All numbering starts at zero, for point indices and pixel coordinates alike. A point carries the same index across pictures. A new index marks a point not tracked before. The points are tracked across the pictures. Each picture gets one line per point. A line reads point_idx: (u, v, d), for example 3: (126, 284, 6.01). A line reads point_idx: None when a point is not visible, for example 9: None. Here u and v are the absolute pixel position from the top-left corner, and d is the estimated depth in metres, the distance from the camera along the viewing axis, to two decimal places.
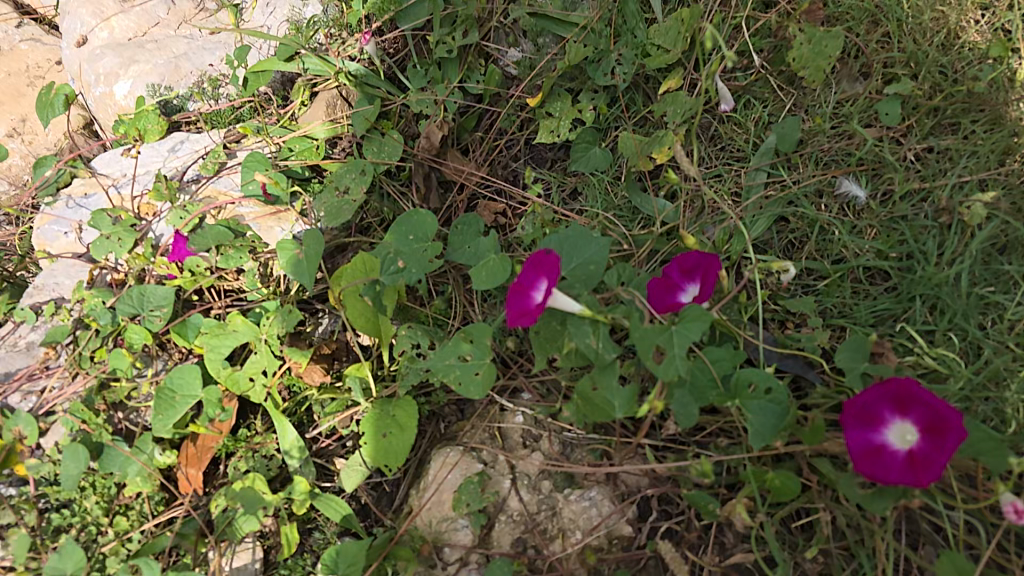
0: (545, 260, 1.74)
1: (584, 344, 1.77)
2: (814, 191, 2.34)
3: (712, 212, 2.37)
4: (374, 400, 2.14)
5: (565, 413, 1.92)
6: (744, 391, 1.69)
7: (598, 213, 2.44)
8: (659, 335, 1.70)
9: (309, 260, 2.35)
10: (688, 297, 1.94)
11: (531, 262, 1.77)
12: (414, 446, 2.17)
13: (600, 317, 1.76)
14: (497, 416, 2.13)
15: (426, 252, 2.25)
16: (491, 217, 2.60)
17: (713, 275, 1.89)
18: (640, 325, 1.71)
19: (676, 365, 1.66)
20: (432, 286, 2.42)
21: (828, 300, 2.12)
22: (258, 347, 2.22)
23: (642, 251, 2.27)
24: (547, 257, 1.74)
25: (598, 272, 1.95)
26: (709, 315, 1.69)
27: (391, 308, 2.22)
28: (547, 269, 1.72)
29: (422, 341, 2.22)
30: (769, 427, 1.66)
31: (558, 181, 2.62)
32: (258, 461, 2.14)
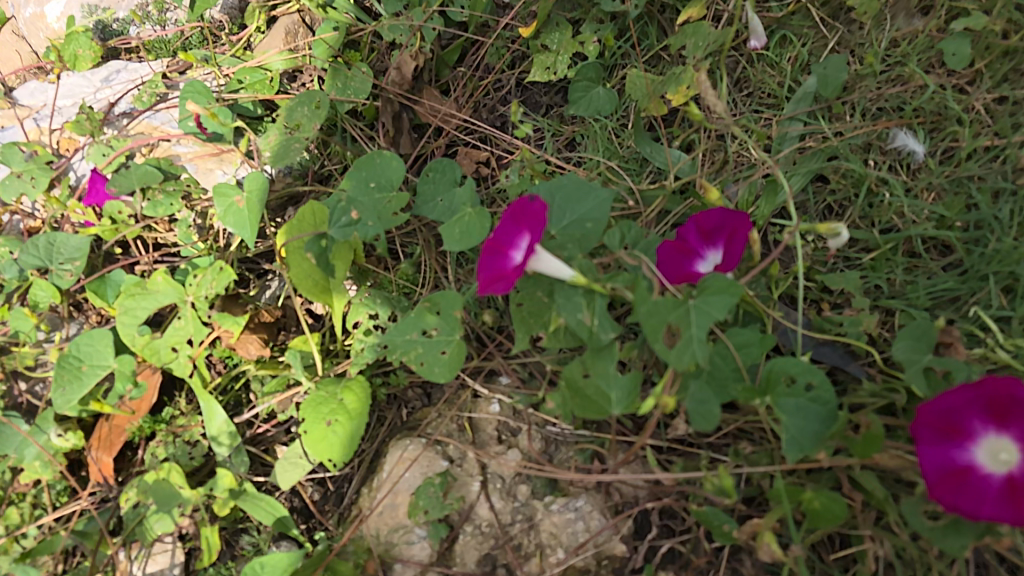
0: (529, 209, 1.34)
1: (575, 320, 1.40)
2: (854, 142, 1.95)
3: (736, 167, 1.98)
4: (318, 380, 1.76)
5: (548, 405, 1.56)
6: (778, 387, 1.33)
7: (600, 165, 2.01)
8: (672, 312, 1.32)
9: (252, 211, 2.00)
10: (708, 265, 1.55)
11: (510, 213, 1.38)
12: (370, 435, 1.83)
13: (596, 287, 1.38)
14: (468, 404, 1.77)
15: (388, 202, 1.86)
16: (471, 167, 2.18)
17: (741, 238, 1.52)
18: (648, 298, 1.33)
19: (693, 352, 1.28)
20: (393, 246, 2.04)
21: (876, 277, 1.74)
22: (182, 311, 1.83)
23: (652, 210, 1.83)
24: (530, 205, 1.34)
25: (597, 231, 1.57)
26: (740, 288, 1.30)
27: (343, 269, 1.83)
28: (530, 220, 1.33)
29: (381, 311, 1.84)
30: (810, 433, 1.30)
31: (550, 129, 2.17)
32: (177, 448, 1.78)
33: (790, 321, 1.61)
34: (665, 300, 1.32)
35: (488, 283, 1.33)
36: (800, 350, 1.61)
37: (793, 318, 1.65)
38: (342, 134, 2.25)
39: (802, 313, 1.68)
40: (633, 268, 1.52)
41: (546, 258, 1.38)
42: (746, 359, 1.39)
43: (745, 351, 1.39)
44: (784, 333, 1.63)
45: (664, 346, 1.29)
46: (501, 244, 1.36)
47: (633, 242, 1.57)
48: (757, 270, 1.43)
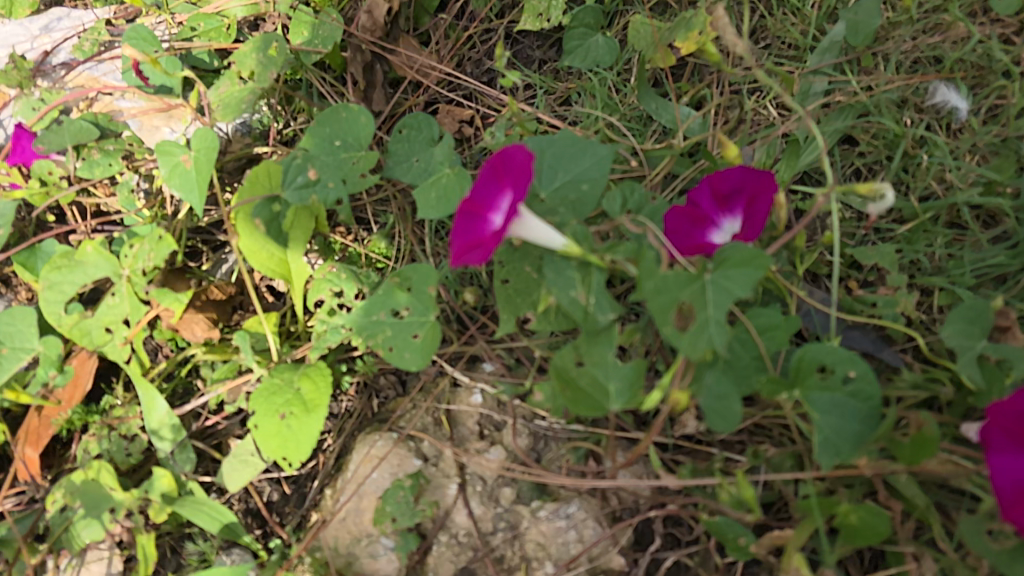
0: (513, 164, 1.12)
1: (566, 299, 1.17)
2: (887, 98, 1.70)
3: (752, 126, 1.74)
4: (271, 367, 1.52)
5: (536, 397, 1.34)
6: (811, 380, 1.10)
7: (599, 122, 1.76)
8: (686, 289, 1.07)
9: (201, 173, 1.74)
10: (725, 235, 1.32)
11: (489, 168, 1.15)
12: (338, 428, 1.63)
13: (592, 259, 1.15)
14: (445, 395, 1.55)
15: (353, 162, 1.61)
16: (456, 127, 1.90)
17: (765, 205, 1.30)
18: (657, 272, 1.08)
19: (709, 335, 1.04)
20: (360, 215, 1.81)
21: (913, 252, 1.52)
22: (117, 287, 1.59)
23: (658, 173, 1.59)
24: (516, 158, 1.12)
25: (595, 194, 1.34)
26: (769, 262, 1.07)
27: (301, 239, 1.59)
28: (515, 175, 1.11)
29: (346, 288, 1.60)
30: (849, 436, 1.08)
31: (544, 86, 1.90)
32: (111, 443, 1.55)
33: (816, 301, 1.39)
34: (678, 273, 1.07)
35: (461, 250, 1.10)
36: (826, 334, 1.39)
37: (819, 298, 1.44)
38: (307, 90, 1.99)
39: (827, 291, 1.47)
40: (637, 237, 1.28)
41: (530, 219, 1.15)
42: (771, 346, 1.16)
43: (770, 337, 1.16)
44: (809, 315, 1.41)
45: (675, 329, 1.05)
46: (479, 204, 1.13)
47: (637, 207, 1.34)
48: (783, 240, 1.20)
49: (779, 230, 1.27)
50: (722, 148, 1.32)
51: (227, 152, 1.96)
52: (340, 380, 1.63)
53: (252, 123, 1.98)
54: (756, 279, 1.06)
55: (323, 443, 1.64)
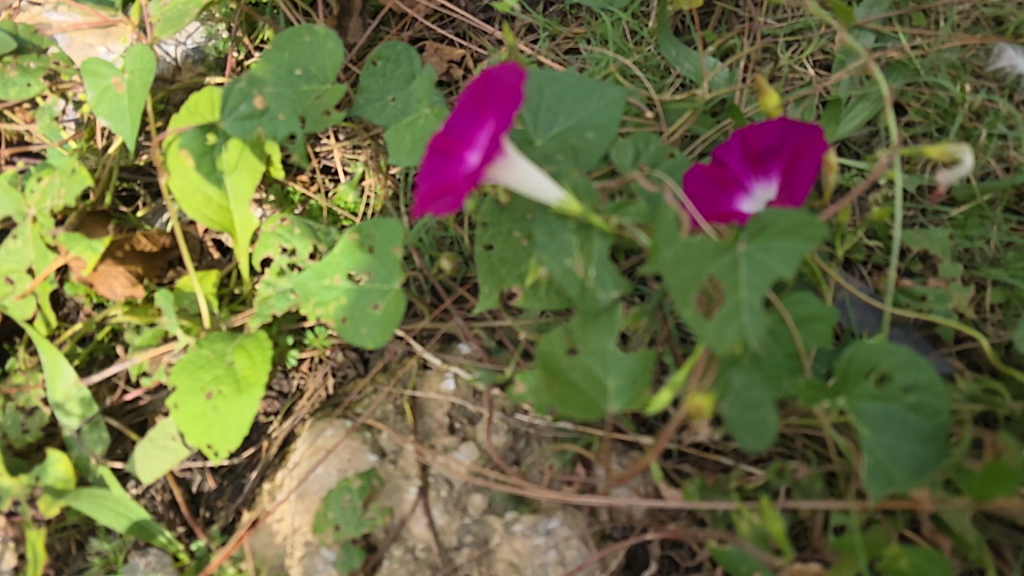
0: (499, 89, 0.88)
1: (559, 269, 0.93)
2: (943, 58, 1.40)
3: (790, 84, 1.47)
4: (200, 337, 1.25)
5: (516, 389, 1.10)
6: (861, 387, 0.85)
7: (610, 66, 1.46)
8: (712, 264, 0.80)
9: (133, 99, 1.44)
10: (756, 203, 1.05)
11: (472, 95, 0.91)
12: (289, 409, 1.40)
13: (594, 220, 0.90)
14: (411, 379, 1.31)
15: (312, 96, 1.34)
16: (444, 67, 1.59)
17: (810, 168, 1.03)
18: (676, 239, 0.82)
19: (740, 324, 0.78)
20: (326, 163, 1.56)
21: (964, 240, 1.25)
22: (21, 229, 1.33)
23: (677, 129, 1.34)
24: (504, 82, 0.89)
25: (602, 144, 1.09)
26: (824, 234, 0.79)
27: (247, 184, 1.33)
28: (500, 103, 0.88)
29: (298, 247, 1.34)
30: (906, 460, 0.82)
31: (546, 28, 1.55)
32: (6, 417, 1.30)
33: (856, 291, 1.16)
34: (705, 240, 0.81)
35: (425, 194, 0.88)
36: (863, 331, 1.16)
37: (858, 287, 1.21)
38: (270, 15, 1.68)
39: (861, 280, 1.24)
40: (650, 198, 1.03)
41: (514, 157, 0.90)
42: (810, 341, 0.91)
43: (809, 330, 0.91)
44: (845, 307, 1.18)
45: (697, 314, 0.79)
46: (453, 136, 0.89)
47: (651, 163, 1.08)
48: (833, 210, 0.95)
49: (822, 200, 1.04)
50: (759, 97, 1.07)
51: (175, 81, 1.67)
52: (286, 356, 1.38)
53: (205, 49, 1.68)
54: (803, 254, 0.79)
55: (267, 428, 1.40)
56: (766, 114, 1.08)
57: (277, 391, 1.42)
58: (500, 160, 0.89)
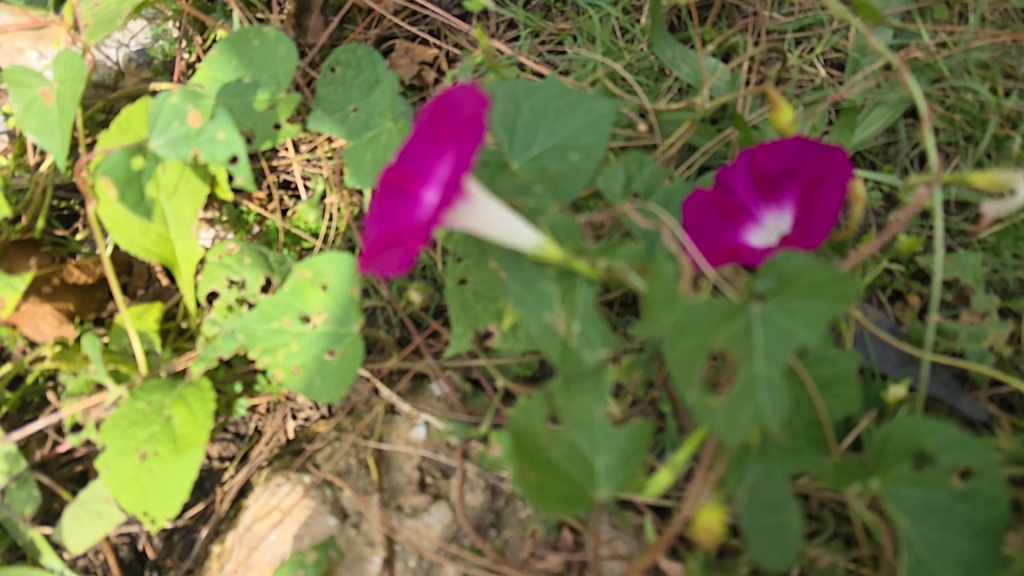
0: (460, 114, 0.73)
1: (536, 325, 0.79)
2: (972, 57, 1.25)
3: (801, 87, 1.32)
4: (130, 389, 1.11)
5: (493, 452, 0.96)
6: (898, 468, 0.71)
7: (597, 71, 1.28)
8: (722, 328, 0.65)
9: (62, 113, 1.28)
10: (768, 235, 0.91)
11: (431, 119, 0.74)
12: (246, 455, 1.26)
13: (577, 266, 0.76)
14: (377, 427, 1.17)
15: (261, 108, 1.24)
16: (414, 69, 1.42)
17: (833, 193, 0.88)
18: (677, 298, 0.67)
19: (756, 405, 0.63)
20: (284, 176, 1.41)
21: (1006, 266, 1.10)
22: None
23: (674, 141, 1.18)
24: (464, 105, 0.73)
25: (589, 167, 0.94)
26: (856, 292, 0.65)
27: (192, 211, 1.19)
28: (460, 133, 0.72)
29: (248, 278, 1.18)
30: (953, 558, 0.69)
31: (529, 24, 1.39)
32: None
33: (879, 331, 1.01)
34: (713, 299, 0.66)
35: (371, 250, 0.72)
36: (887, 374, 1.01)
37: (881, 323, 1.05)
38: (223, 12, 1.51)
39: (883, 312, 1.07)
40: (646, 235, 0.87)
41: (481, 198, 0.76)
42: (835, 408, 0.76)
43: (833, 395, 0.77)
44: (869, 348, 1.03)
45: (704, 394, 0.65)
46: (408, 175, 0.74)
47: (645, 191, 0.93)
48: (866, 252, 0.80)
49: (844, 231, 0.90)
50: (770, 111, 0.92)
51: (118, 87, 1.51)
52: (233, 407, 1.24)
53: (149, 52, 1.52)
54: (832, 316, 0.65)
55: (222, 475, 1.26)
56: (780, 131, 0.94)
57: (234, 433, 1.28)
58: (463, 205, 0.75)
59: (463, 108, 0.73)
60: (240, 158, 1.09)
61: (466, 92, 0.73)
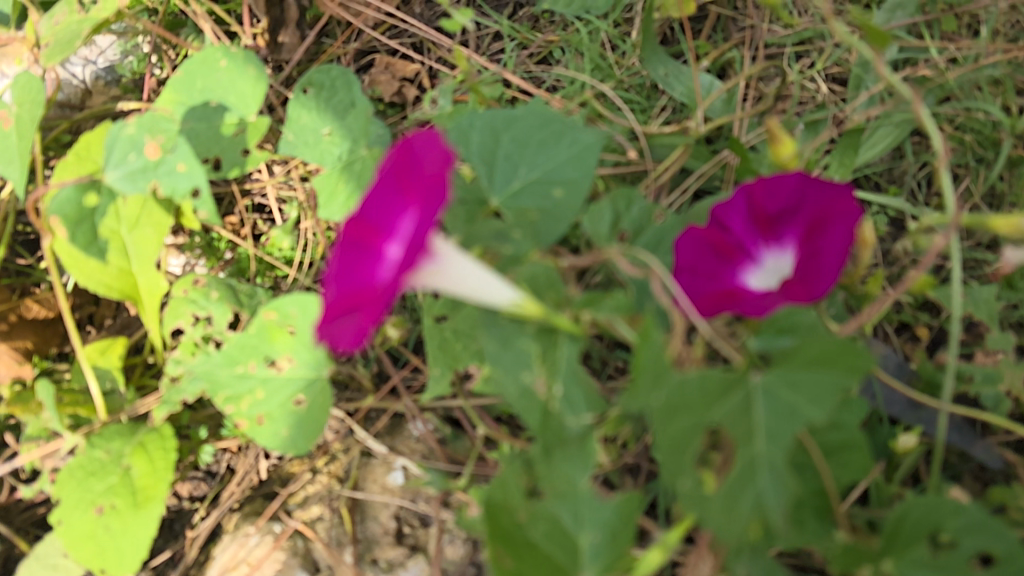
0: (424, 168, 0.66)
1: (514, 388, 0.71)
2: (985, 74, 1.16)
3: (803, 105, 1.24)
4: (88, 436, 1.05)
5: (471, 512, 0.89)
6: (914, 552, 0.66)
7: (586, 91, 1.20)
8: (717, 405, 0.60)
9: (20, 138, 1.21)
10: (768, 276, 0.83)
11: (394, 171, 0.68)
12: (215, 497, 1.19)
13: (558, 321, 0.70)
14: (351, 472, 1.10)
15: (229, 133, 1.18)
16: (394, 85, 1.33)
17: (837, 234, 0.81)
18: (668, 372, 0.61)
19: (757, 491, 0.58)
20: (259, 199, 1.33)
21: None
22: None
23: (667, 165, 1.11)
24: (428, 157, 0.66)
25: (573, 204, 0.87)
26: (869, 364, 0.58)
27: (156, 245, 1.11)
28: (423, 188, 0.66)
29: (215, 314, 1.11)
30: None
31: (515, 36, 1.31)
32: None
33: (892, 380, 0.90)
34: (708, 372, 0.60)
35: (325, 319, 0.66)
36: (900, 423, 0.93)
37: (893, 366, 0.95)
38: (194, 27, 1.44)
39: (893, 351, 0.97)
40: (638, 285, 0.81)
41: (453, 255, 0.70)
42: (843, 476, 0.69)
43: (839, 462, 0.69)
44: (880, 396, 0.93)
45: (699, 481, 0.59)
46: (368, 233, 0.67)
47: (634, 230, 0.88)
48: (874, 314, 0.77)
49: (851, 274, 0.84)
50: (770, 144, 0.89)
51: (85, 107, 1.45)
52: (199, 454, 1.19)
53: (118, 70, 1.45)
54: (841, 392, 0.58)
55: (191, 516, 1.19)
56: (782, 166, 0.90)
57: (205, 471, 1.21)
58: (429, 266, 0.69)
59: (428, 160, 0.67)
60: (202, 191, 1.03)
61: (430, 142, 0.67)
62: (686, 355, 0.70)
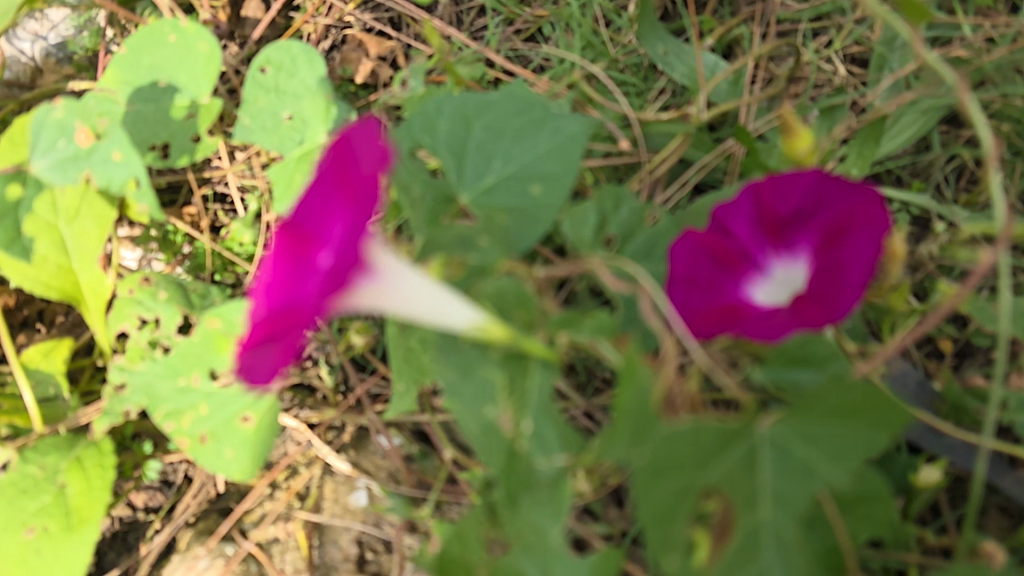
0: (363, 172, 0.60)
1: (476, 425, 0.60)
2: None
3: (817, 89, 1.11)
4: (19, 450, 0.96)
5: (432, 548, 0.79)
6: None
7: (575, 71, 1.08)
8: (716, 461, 0.51)
9: None
10: (776, 289, 0.72)
11: (333, 174, 0.60)
12: (172, 508, 1.06)
13: (527, 346, 0.59)
14: (312, 490, 1.00)
15: (179, 116, 1.08)
16: (368, 65, 1.21)
17: (862, 243, 0.68)
18: (654, 422, 0.51)
19: (762, 567, 0.52)
20: (220, 188, 1.22)
21: None
22: None
23: (664, 154, 0.99)
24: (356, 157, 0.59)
25: (552, 203, 0.76)
26: (901, 420, 0.50)
27: (97, 242, 1.02)
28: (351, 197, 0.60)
29: (163, 317, 1.01)
30: None
31: (500, 9, 1.18)
32: None
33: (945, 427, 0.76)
34: (704, 420, 0.51)
35: (245, 346, 0.59)
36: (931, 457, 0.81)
37: (921, 392, 0.83)
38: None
39: (922, 376, 0.85)
40: (626, 299, 0.69)
41: (397, 269, 0.60)
42: (862, 532, 0.58)
43: (860, 514, 0.57)
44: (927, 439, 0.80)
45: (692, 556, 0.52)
46: (290, 248, 0.60)
47: (623, 235, 0.77)
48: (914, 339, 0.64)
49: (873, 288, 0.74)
50: (783, 137, 0.79)
51: (35, 87, 1.35)
52: (142, 470, 1.07)
53: (69, 46, 1.33)
54: (864, 449, 0.51)
55: (146, 530, 1.06)
56: (797, 161, 0.80)
57: (161, 480, 1.08)
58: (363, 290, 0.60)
59: (357, 159, 0.60)
60: (141, 182, 0.97)
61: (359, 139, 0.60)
62: (679, 391, 0.58)
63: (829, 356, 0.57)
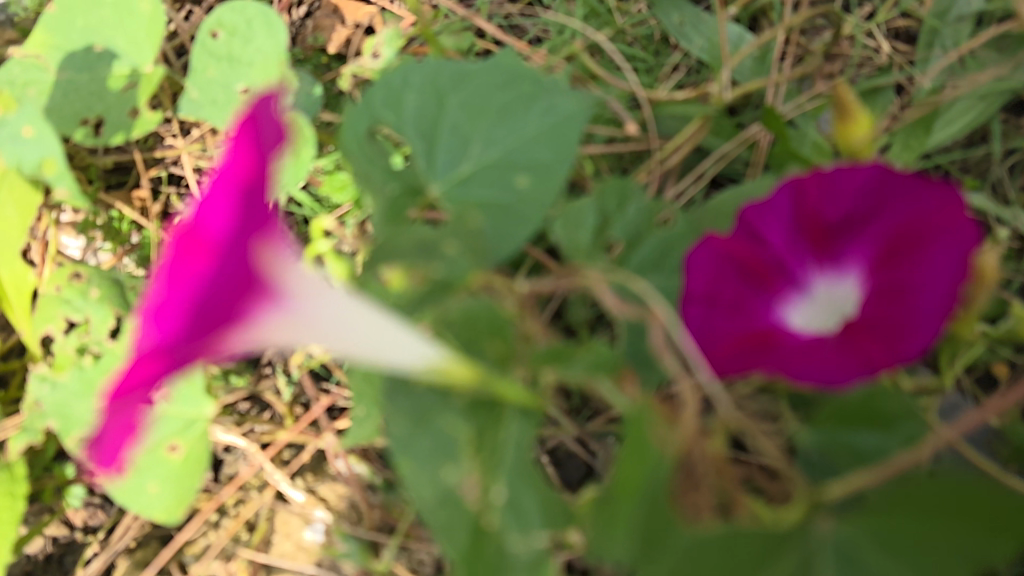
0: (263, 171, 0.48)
1: (431, 492, 0.47)
2: None
3: (863, 67, 0.94)
4: None
5: None
6: None
7: (575, 42, 0.92)
8: (764, 570, 0.45)
9: None
10: (817, 310, 0.59)
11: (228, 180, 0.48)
12: (115, 531, 0.89)
13: (499, 386, 0.47)
14: (260, 522, 0.87)
15: (118, 87, 0.92)
16: (342, 33, 1.03)
17: (937, 262, 0.54)
18: (677, 520, 0.44)
19: None
20: (175, 169, 1.04)
21: None
22: None
23: (676, 140, 0.84)
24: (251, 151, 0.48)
25: (542, 199, 0.61)
26: (995, 518, 0.45)
27: (18, 236, 0.89)
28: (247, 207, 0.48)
29: (93, 319, 0.87)
30: None
31: None
32: None
33: None
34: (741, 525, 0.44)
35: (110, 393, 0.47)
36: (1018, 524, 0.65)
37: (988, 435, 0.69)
38: None
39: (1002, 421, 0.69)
40: (630, 326, 0.55)
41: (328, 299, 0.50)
42: None
43: None
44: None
45: None
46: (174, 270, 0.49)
47: (628, 241, 0.63)
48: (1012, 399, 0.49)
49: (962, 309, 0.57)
50: (837, 123, 0.70)
51: None
52: (64, 496, 0.90)
53: (10, 6, 1.17)
54: (947, 555, 0.45)
55: (83, 552, 0.90)
56: (851, 152, 0.70)
57: (103, 495, 0.92)
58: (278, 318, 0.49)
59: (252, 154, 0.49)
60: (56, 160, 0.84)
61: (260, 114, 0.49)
62: (700, 452, 0.46)
63: (899, 416, 0.49)
